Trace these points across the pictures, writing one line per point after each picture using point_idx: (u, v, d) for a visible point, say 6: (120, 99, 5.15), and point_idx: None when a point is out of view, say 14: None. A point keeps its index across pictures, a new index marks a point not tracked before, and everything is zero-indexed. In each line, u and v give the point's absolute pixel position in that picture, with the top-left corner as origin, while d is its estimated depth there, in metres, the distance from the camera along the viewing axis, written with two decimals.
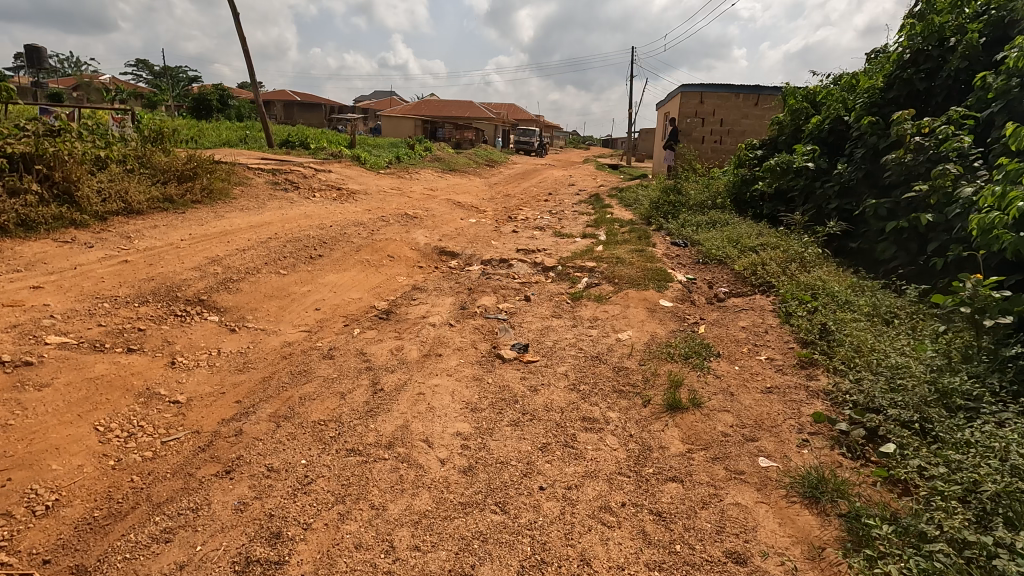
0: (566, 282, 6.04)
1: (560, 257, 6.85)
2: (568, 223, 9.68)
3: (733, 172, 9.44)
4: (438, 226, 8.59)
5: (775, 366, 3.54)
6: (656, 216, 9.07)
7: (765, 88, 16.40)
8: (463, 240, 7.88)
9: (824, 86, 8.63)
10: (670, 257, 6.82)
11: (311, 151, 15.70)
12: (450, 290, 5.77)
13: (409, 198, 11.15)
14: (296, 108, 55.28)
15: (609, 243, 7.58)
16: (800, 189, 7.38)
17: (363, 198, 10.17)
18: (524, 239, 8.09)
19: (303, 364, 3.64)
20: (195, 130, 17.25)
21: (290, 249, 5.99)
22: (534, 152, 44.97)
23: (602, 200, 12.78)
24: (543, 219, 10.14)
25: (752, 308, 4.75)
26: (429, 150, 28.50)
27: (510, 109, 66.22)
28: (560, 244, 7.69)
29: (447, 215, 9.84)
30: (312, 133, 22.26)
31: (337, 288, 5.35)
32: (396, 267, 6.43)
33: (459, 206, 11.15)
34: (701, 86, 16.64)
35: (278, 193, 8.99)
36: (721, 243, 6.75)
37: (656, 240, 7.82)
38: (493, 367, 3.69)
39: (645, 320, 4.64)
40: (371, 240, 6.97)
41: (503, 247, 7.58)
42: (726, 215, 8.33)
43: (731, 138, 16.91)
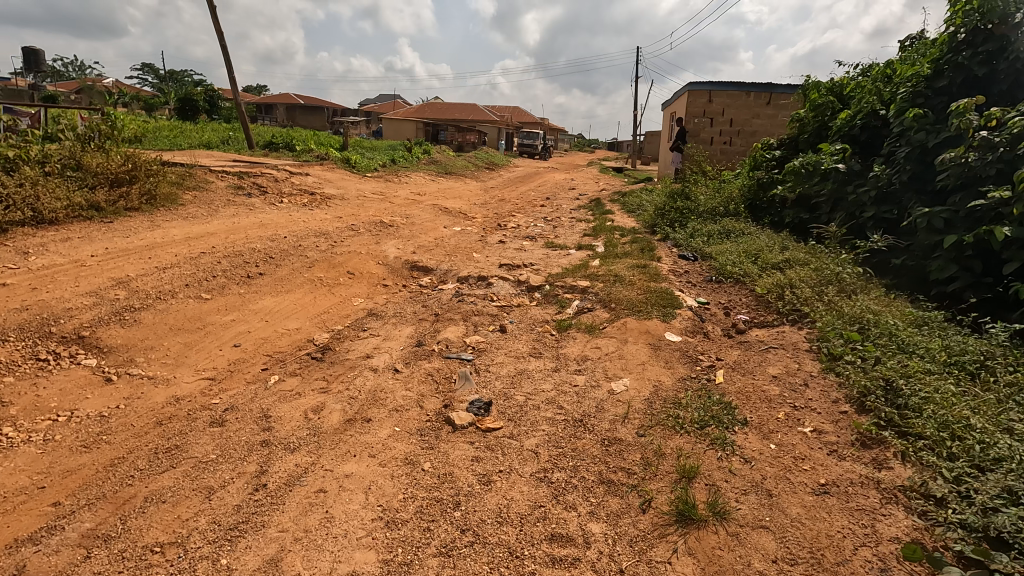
0: (553, 306, 5.07)
1: (550, 273, 5.89)
2: (563, 232, 8.71)
3: (748, 174, 8.44)
4: (414, 236, 7.64)
5: (825, 443, 2.56)
6: (661, 224, 8.09)
7: (778, 86, 15.37)
8: (440, 252, 6.93)
9: (852, 78, 7.64)
10: (678, 273, 5.85)
11: (294, 153, 14.81)
12: (413, 316, 4.82)
13: (391, 203, 10.21)
14: (296, 111, 54.64)
15: (607, 256, 6.61)
16: (829, 194, 6.38)
17: (338, 204, 9.25)
18: (511, 251, 7.12)
19: (176, 435, 2.68)
20: (176, 133, 16.45)
21: (224, 265, 5.06)
22: (537, 154, 44.02)
23: (603, 205, 11.82)
24: (535, 227, 9.17)
25: (781, 346, 3.77)
26: (427, 152, 27.62)
27: (514, 112, 65.36)
28: (550, 257, 6.72)
29: (429, 223, 8.90)
30: (304, 135, 21.44)
31: (271, 316, 4.40)
32: (354, 287, 5.48)
33: (445, 212, 10.20)
34: (709, 84, 15.75)
35: (239, 199, 8.08)
36: (738, 259, 5.77)
37: (662, 253, 6.84)
38: (439, 437, 2.74)
39: (646, 361, 3.67)
40: (330, 253, 6.03)
41: (484, 260, 6.61)
42: (741, 223, 7.34)
43: (741, 138, 15.91)
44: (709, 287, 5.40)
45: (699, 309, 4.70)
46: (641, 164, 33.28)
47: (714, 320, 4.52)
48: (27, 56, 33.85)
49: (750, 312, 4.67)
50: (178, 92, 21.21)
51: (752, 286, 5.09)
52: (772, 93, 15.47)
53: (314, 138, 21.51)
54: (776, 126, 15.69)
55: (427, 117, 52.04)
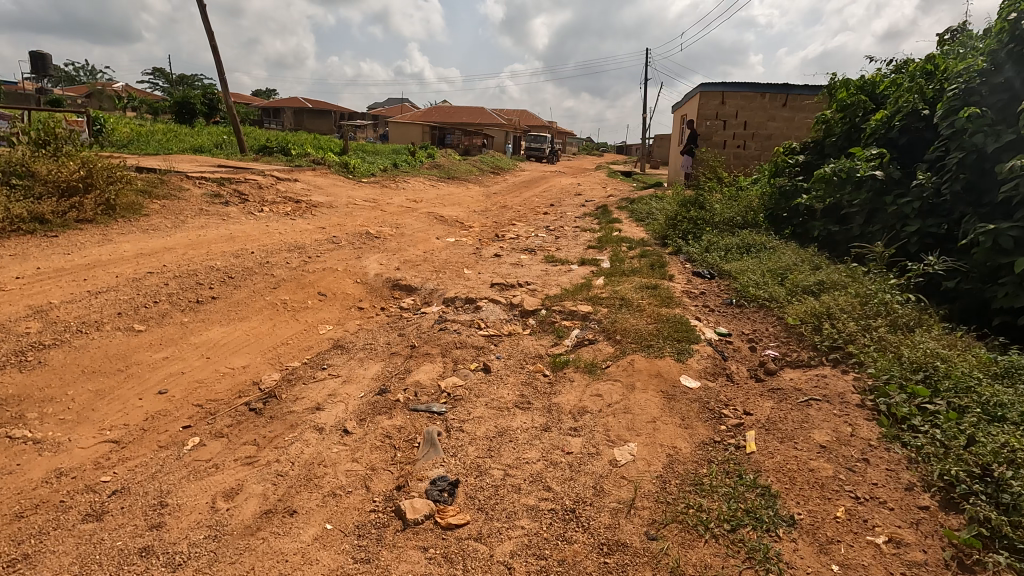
0: (549, 337, 4.40)
1: (548, 295, 5.20)
2: (565, 244, 8.03)
3: (768, 181, 7.71)
4: (402, 249, 6.99)
5: (908, 565, 1.86)
6: (673, 237, 7.38)
7: (794, 88, 14.66)
8: (428, 267, 6.27)
9: (885, 75, 6.90)
10: (694, 296, 5.14)
11: (288, 158, 14.25)
12: (385, 348, 4.16)
13: (382, 211, 9.57)
14: (302, 114, 54.42)
15: (613, 274, 5.92)
16: (864, 205, 5.65)
17: (324, 212, 8.62)
18: (506, 267, 6.44)
19: (32, 539, 2.04)
20: (169, 137, 15.96)
21: (171, 287, 4.42)
22: (544, 158, 43.34)
23: (610, 213, 11.13)
24: (536, 237, 8.49)
25: (825, 397, 3.07)
26: (430, 156, 27.01)
27: (521, 115, 64.79)
28: (549, 275, 6.03)
29: (421, 233, 8.25)
30: (303, 139, 20.94)
31: (214, 350, 3.76)
32: (323, 312, 4.82)
33: (441, 221, 9.55)
34: (722, 85, 15.01)
35: (213, 208, 7.49)
36: (762, 280, 5.07)
37: (674, 270, 6.14)
38: (384, 538, 2.08)
39: (657, 417, 2.98)
40: (300, 271, 5.38)
41: (476, 278, 5.93)
42: (762, 236, 6.62)
43: (755, 142, 15.16)
44: (731, 315, 4.69)
45: (721, 342, 4.00)
46: (650, 168, 32.47)
47: (738, 357, 3.81)
48: (34, 60, 33.78)
49: (779, 347, 3.96)
50: (176, 95, 20.76)
51: (781, 315, 4.38)
52: (788, 94, 14.75)
53: (313, 142, 20.97)
54: (793, 129, 14.94)
55: (434, 120, 51.61)
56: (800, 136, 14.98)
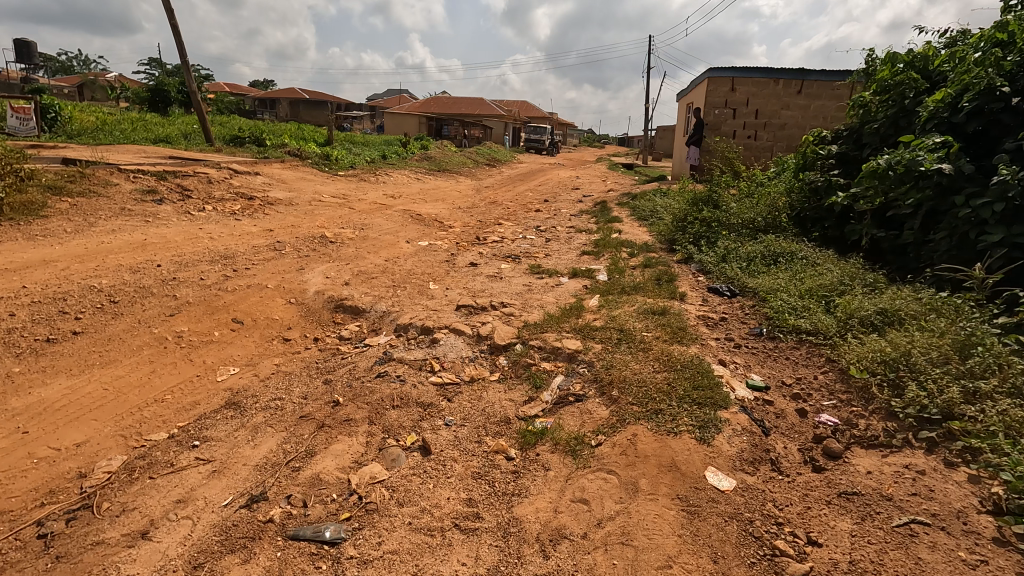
0: (523, 386, 3.30)
1: (528, 321, 4.09)
2: (556, 249, 6.91)
3: (794, 176, 6.57)
4: (360, 256, 5.87)
5: None
6: (684, 242, 6.26)
7: (810, 74, 13.48)
8: (385, 281, 5.16)
9: (940, 50, 5.75)
10: (713, 325, 4.04)
11: (259, 149, 13.09)
12: (297, 406, 3.05)
13: (350, 210, 8.43)
14: (299, 105, 53.10)
15: (612, 291, 4.82)
16: (925, 207, 4.54)
17: (280, 211, 7.50)
18: (481, 280, 5.33)
19: None
20: (136, 126, 14.83)
21: (18, 321, 3.37)
22: (544, 150, 42.00)
23: (609, 210, 9.99)
24: (523, 241, 7.38)
25: (935, 522, 1.98)
26: (423, 148, 25.75)
27: (521, 107, 63.29)
28: (533, 293, 4.92)
29: (389, 235, 7.14)
30: (287, 130, 19.78)
31: (37, 419, 2.71)
32: (230, 348, 3.71)
33: (416, 220, 8.43)
34: (732, 71, 13.80)
35: (141, 206, 6.38)
36: (800, 305, 3.97)
37: (685, 285, 5.04)
38: None
39: (673, 558, 1.91)
40: (214, 290, 4.27)
41: (440, 296, 4.82)
42: (791, 242, 5.51)
43: (767, 132, 13.99)
44: (763, 354, 3.59)
45: (758, 401, 2.88)
46: (653, 161, 31.22)
47: (782, 426, 2.72)
48: (18, 48, 32.64)
49: (839, 410, 2.87)
50: (151, 81, 19.59)
51: (834, 359, 3.28)
52: (804, 81, 13.57)
53: (296, 132, 19.77)
54: (809, 119, 13.75)
55: (430, 111, 50.29)
56: (816, 126, 13.79)
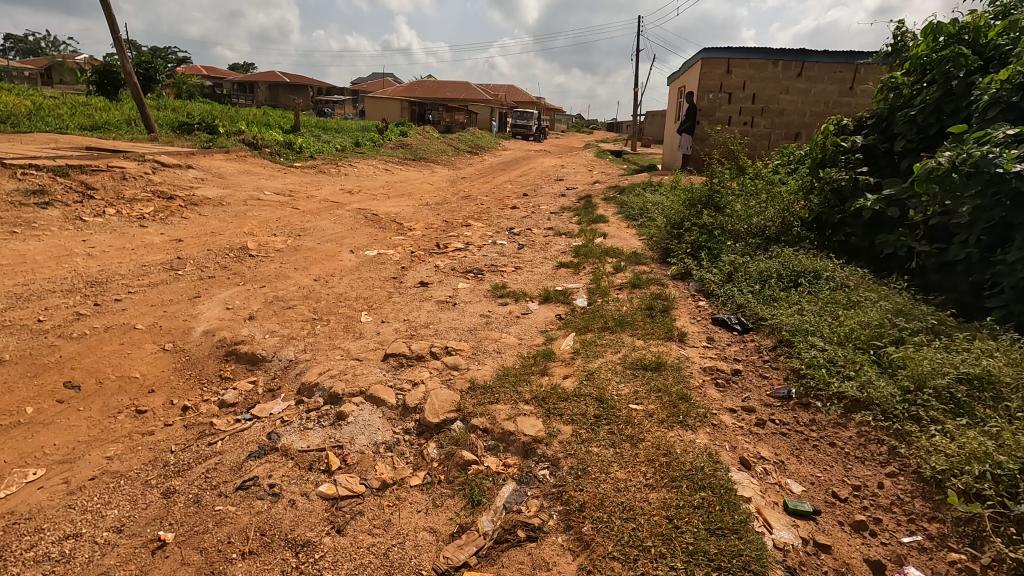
0: (454, 500, 2.25)
1: (476, 379, 3.04)
2: (529, 260, 5.85)
3: (811, 173, 5.54)
4: (282, 276, 4.75)
5: None
6: (680, 254, 5.23)
7: (812, 55, 12.42)
8: (304, 313, 4.06)
9: (994, 20, 4.71)
10: (724, 383, 3.02)
11: (207, 138, 11.80)
12: (98, 551, 2.03)
13: (293, 210, 7.27)
14: (277, 89, 51.11)
15: (592, 326, 3.77)
16: (992, 220, 3.54)
17: (203, 214, 6.34)
18: (428, 308, 4.26)
19: None
20: (76, 112, 13.47)
21: None
22: (530, 136, 40.68)
23: (593, 208, 8.92)
24: (491, 249, 6.30)
25: None
26: (401, 135, 24.38)
27: (508, 91, 61.66)
28: (492, 328, 3.85)
29: (330, 244, 6.01)
30: (251, 116, 18.42)
31: None
32: (42, 434, 2.67)
33: (370, 222, 7.30)
34: (727, 52, 12.69)
35: (16, 211, 5.20)
36: (842, 359, 2.95)
37: (683, 316, 4.00)
38: None
39: None
40: (49, 340, 3.23)
41: (370, 336, 3.74)
42: (812, 257, 4.50)
43: (765, 118, 12.95)
44: (798, 437, 2.57)
45: (809, 547, 1.88)
46: (642, 147, 30.06)
47: None
48: None
49: (931, 561, 1.87)
50: (101, 62, 18.10)
51: (908, 458, 2.27)
52: (804, 63, 12.51)
53: (260, 118, 18.36)
54: (809, 105, 12.72)
55: (413, 96, 48.67)
56: (817, 112, 12.77)
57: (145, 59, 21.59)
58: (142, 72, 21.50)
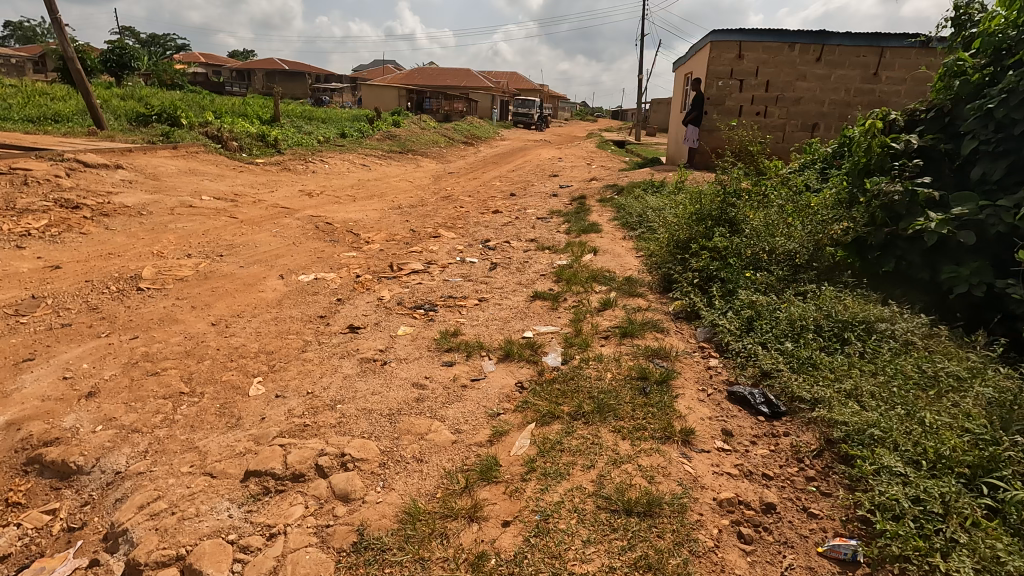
0: None
1: (367, 526, 1.98)
2: (498, 288, 4.76)
3: (851, 181, 4.41)
4: (168, 319, 3.67)
5: None
6: (684, 287, 4.15)
7: (832, 37, 11.20)
8: (172, 381, 2.99)
9: None
10: (751, 536, 1.95)
11: (164, 131, 10.71)
12: None
13: (229, 220, 6.18)
14: (271, 76, 49.71)
15: (560, 410, 2.69)
16: None
17: (109, 229, 5.27)
18: (347, 371, 3.19)
19: None
20: (25, 102, 12.32)
21: None
22: (531, 125, 39.30)
23: (585, 213, 7.82)
24: (456, 271, 5.21)
25: None
26: (393, 124, 23.21)
27: (509, 78, 60.06)
28: (422, 409, 2.78)
29: (257, 266, 4.94)
30: (228, 105, 17.30)
31: None
32: None
33: (321, 233, 6.23)
34: (739, 34, 11.42)
35: None
36: (941, 507, 1.87)
37: (687, 390, 2.93)
38: None
39: None
40: None
41: (248, 424, 2.67)
42: (861, 299, 3.41)
43: (779, 108, 11.74)
44: None
45: None
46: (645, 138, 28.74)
47: None
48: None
49: None
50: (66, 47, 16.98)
51: None
52: (824, 46, 11.28)
53: (236, 107, 17.16)
54: (828, 92, 11.53)
55: (411, 84, 47.33)
56: (836, 100, 11.60)
57: (119, 44, 20.41)
58: (115, 58, 20.23)
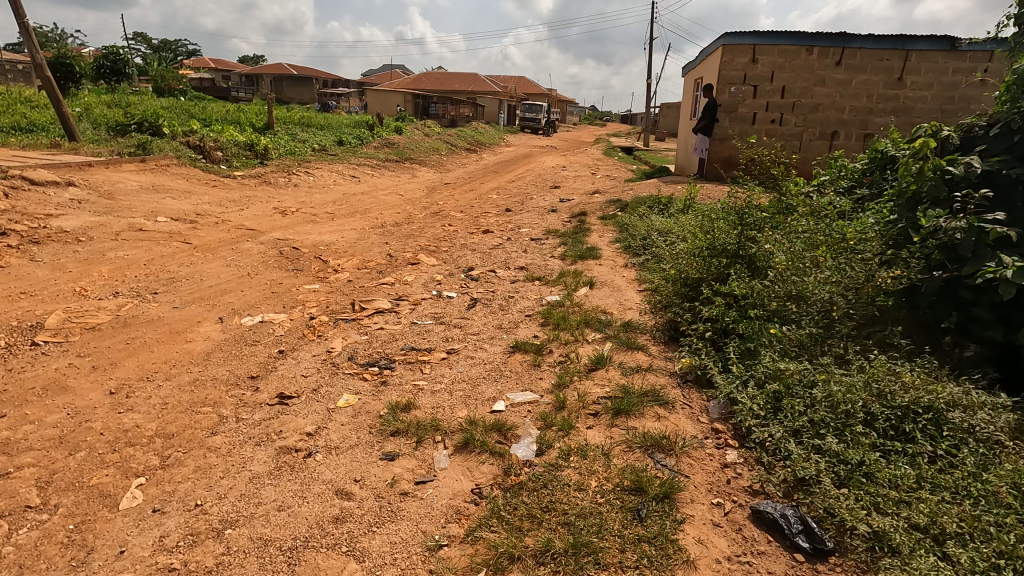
0: None
1: None
2: (473, 335, 4.04)
3: (897, 212, 3.65)
4: (55, 387, 2.99)
5: None
6: (694, 342, 3.42)
7: (853, 40, 10.42)
8: (20, 489, 2.30)
9: None
10: None
11: (141, 141, 10.13)
12: None
13: (181, 246, 5.51)
14: (278, 82, 49.47)
15: (522, 548, 1.97)
16: None
17: (33, 260, 4.62)
18: (258, 468, 2.49)
19: None
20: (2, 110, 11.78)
21: None
22: (539, 130, 38.63)
23: (584, 234, 7.10)
24: (429, 311, 4.50)
25: None
26: (395, 130, 22.62)
27: (517, 82, 59.44)
28: (338, 539, 2.07)
29: (196, 305, 4.26)
30: (222, 112, 16.78)
31: None
32: None
33: (284, 261, 5.55)
34: (754, 36, 10.58)
35: None
36: None
37: (695, 508, 2.20)
38: None
39: None
40: None
41: (97, 564, 1.97)
42: (921, 374, 2.66)
43: (796, 115, 10.95)
44: None
45: None
46: (654, 143, 27.98)
47: None
48: None
49: None
50: (56, 53, 16.55)
51: None
52: (845, 49, 10.50)
53: (228, 115, 16.62)
54: (848, 98, 10.74)
55: (418, 88, 46.90)
56: (857, 107, 10.81)
57: (114, 49, 19.99)
58: (109, 64, 19.79)
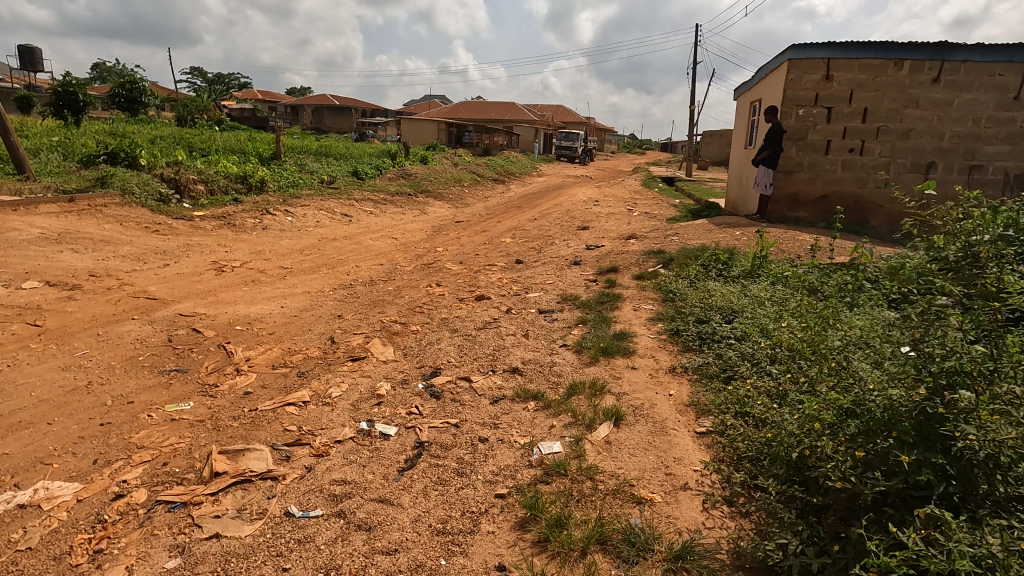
0: None
1: None
2: (381, 559, 2.11)
3: None
4: None
5: None
6: None
7: (956, 51, 8.23)
8: None
9: None
10: None
11: (101, 175, 8.78)
12: None
13: (20, 331, 3.82)
14: (317, 112, 49.87)
15: None
16: None
17: None
18: None
19: None
20: None
21: None
22: (575, 159, 37.04)
23: (613, 305, 5.12)
24: (331, 479, 2.60)
25: None
26: (420, 159, 21.29)
27: (554, 110, 58.45)
28: None
29: None
30: (231, 142, 15.70)
31: None
32: None
33: (162, 357, 3.77)
34: (829, 49, 8.39)
35: None
36: None
37: None
38: None
39: None
40: None
41: None
42: None
43: (882, 143, 8.70)
44: None
45: None
46: (699, 173, 25.83)
47: None
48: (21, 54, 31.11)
49: None
50: (66, 81, 15.88)
51: None
52: (945, 62, 8.31)
53: (237, 145, 15.49)
54: (949, 123, 8.50)
55: (453, 117, 46.28)
56: (961, 132, 8.54)
57: (134, 78, 19.41)
58: (124, 93, 19.15)
